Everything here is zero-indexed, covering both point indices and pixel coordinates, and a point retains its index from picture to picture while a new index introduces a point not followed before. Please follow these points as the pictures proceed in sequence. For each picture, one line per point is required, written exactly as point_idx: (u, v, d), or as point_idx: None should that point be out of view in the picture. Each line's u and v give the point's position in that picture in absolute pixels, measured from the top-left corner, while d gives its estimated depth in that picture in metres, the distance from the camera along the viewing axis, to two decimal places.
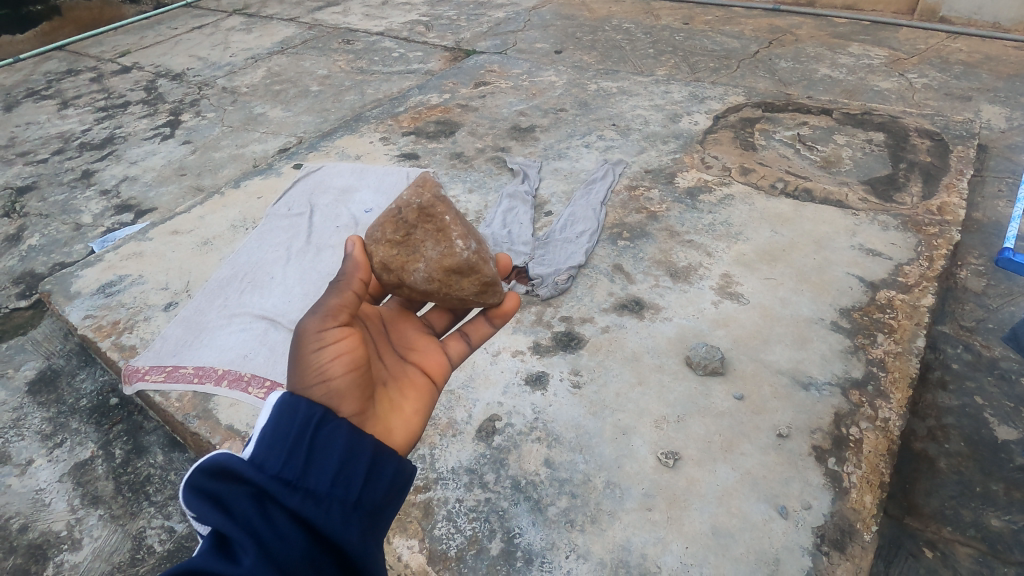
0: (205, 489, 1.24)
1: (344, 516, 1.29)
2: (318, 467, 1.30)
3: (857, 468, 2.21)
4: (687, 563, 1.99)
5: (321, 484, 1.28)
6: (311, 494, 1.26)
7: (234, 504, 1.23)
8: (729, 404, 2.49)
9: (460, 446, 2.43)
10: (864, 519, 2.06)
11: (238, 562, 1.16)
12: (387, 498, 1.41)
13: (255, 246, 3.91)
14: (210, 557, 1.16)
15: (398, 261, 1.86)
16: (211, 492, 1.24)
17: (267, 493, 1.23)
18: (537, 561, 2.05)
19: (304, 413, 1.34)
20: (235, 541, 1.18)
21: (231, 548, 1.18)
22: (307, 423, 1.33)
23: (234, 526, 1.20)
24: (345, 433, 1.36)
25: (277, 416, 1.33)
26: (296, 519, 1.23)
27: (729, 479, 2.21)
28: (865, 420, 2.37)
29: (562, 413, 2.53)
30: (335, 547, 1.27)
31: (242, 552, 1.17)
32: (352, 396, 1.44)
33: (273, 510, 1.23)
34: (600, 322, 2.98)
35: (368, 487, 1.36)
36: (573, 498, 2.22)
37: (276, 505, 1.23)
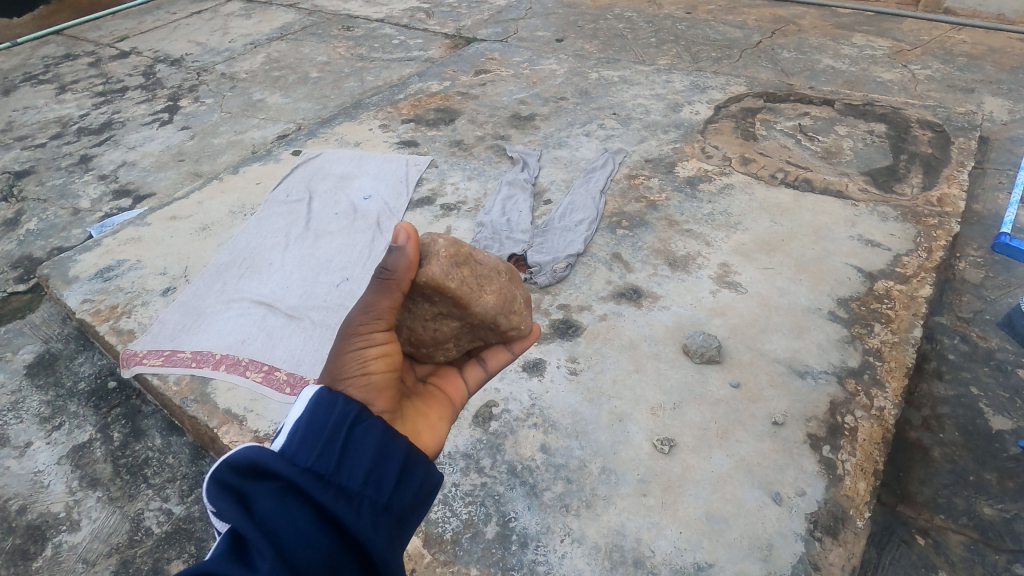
0: (228, 486, 1.18)
1: (372, 517, 1.24)
2: (349, 467, 1.25)
3: (852, 456, 2.21)
4: (680, 547, 2.00)
5: (351, 485, 1.24)
6: (339, 495, 1.21)
7: (258, 501, 1.17)
8: (726, 391, 2.50)
9: (458, 431, 2.44)
10: (857, 506, 2.06)
11: (257, 563, 1.09)
12: (416, 505, 1.35)
13: (254, 233, 3.90)
14: (228, 556, 1.09)
15: (461, 253, 1.88)
16: (235, 489, 1.18)
17: (294, 490, 1.18)
18: (531, 545, 2.06)
19: (337, 410, 1.32)
20: (259, 537, 1.12)
21: (251, 547, 1.12)
22: (339, 421, 1.30)
23: (256, 524, 1.14)
24: (377, 435, 1.33)
25: (310, 412, 1.29)
26: (322, 519, 1.18)
27: (724, 466, 2.22)
28: (860, 409, 2.38)
29: (559, 400, 2.54)
30: (361, 551, 1.21)
31: (263, 552, 1.10)
32: (385, 393, 1.47)
33: (300, 509, 1.17)
34: (598, 310, 2.98)
35: (397, 492, 1.32)
36: (568, 483, 2.23)
37: (303, 503, 1.18)
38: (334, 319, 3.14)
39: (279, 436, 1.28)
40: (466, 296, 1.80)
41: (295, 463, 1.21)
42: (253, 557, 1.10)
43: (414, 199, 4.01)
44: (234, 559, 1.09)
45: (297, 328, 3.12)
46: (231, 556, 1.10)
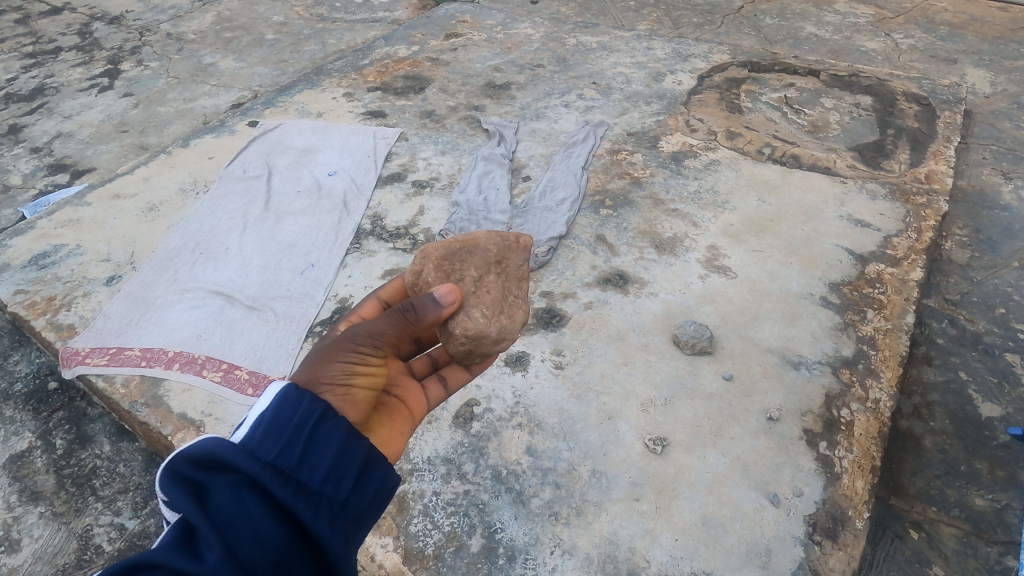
0: (185, 474, 1.07)
1: (331, 517, 1.10)
2: (312, 462, 1.12)
3: (849, 453, 2.14)
4: (676, 556, 1.90)
5: (311, 483, 1.09)
6: (298, 493, 1.08)
7: (214, 492, 1.06)
8: (719, 385, 2.39)
9: (437, 434, 2.27)
10: (856, 506, 1.99)
11: (205, 555, 0.99)
12: (374, 506, 1.21)
13: (209, 214, 3.58)
14: (177, 546, 1.00)
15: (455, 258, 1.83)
16: (191, 477, 1.07)
17: (251, 483, 1.05)
18: (520, 558, 1.93)
19: (303, 406, 1.17)
20: (207, 530, 1.01)
21: (201, 540, 1.01)
22: (305, 416, 1.15)
23: (206, 514, 1.03)
24: (344, 431, 1.19)
25: (277, 403, 1.16)
26: (277, 519, 1.05)
27: (718, 466, 2.12)
28: (856, 402, 2.29)
29: (544, 397, 2.39)
30: (316, 551, 1.08)
31: (210, 545, 1.00)
32: (363, 408, 1.33)
33: (253, 503, 1.04)
34: (582, 298, 2.82)
35: (361, 488, 1.18)
36: (557, 488, 2.10)
37: (258, 499, 1.05)
38: (298, 310, 2.89)
39: (242, 426, 1.14)
40: (477, 244, 1.89)
41: (255, 453, 1.08)
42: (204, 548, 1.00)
43: (384, 175, 3.73)
44: (183, 551, 1.00)
45: (258, 321, 2.87)
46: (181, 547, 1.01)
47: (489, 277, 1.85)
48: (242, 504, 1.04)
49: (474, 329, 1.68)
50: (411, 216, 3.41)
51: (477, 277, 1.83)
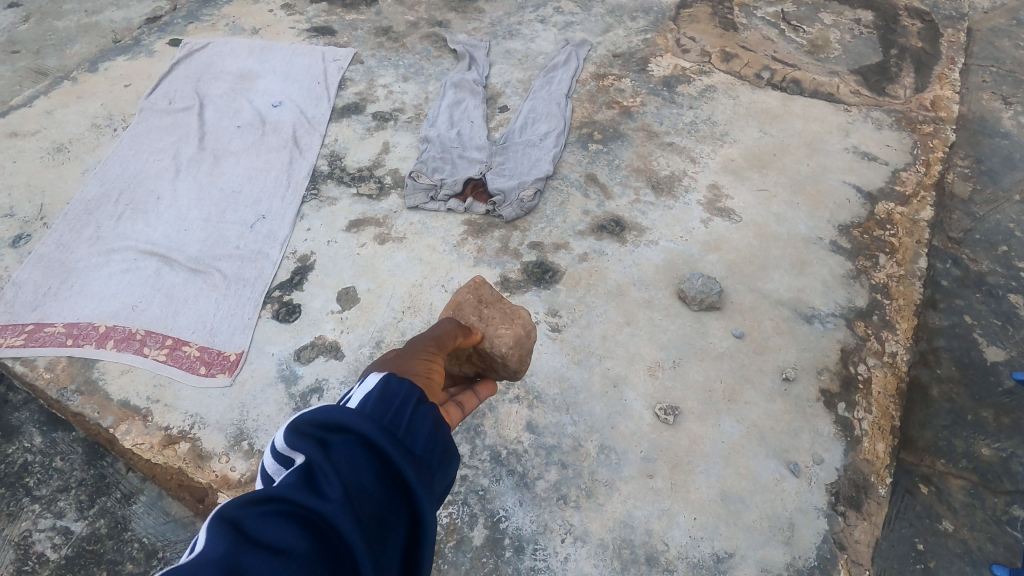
0: (300, 420, 0.91)
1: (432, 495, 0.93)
2: (420, 431, 0.97)
3: (868, 413, 2.02)
4: (696, 537, 1.77)
5: (419, 450, 0.94)
6: (411, 456, 0.92)
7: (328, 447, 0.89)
8: (729, 344, 2.21)
9: None
10: (877, 472, 1.89)
11: (324, 496, 0.82)
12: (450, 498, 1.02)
13: (132, 156, 3.03)
14: (296, 488, 0.82)
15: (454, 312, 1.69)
16: (306, 425, 0.90)
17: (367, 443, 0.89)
18: (528, 549, 1.76)
19: (404, 386, 1.03)
20: (327, 474, 0.84)
21: (320, 483, 0.84)
22: (408, 395, 1.01)
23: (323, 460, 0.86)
24: (440, 416, 1.04)
25: (383, 376, 0.99)
26: (386, 481, 0.88)
27: (735, 434, 1.97)
28: (872, 357, 2.16)
29: (542, 363, 2.17)
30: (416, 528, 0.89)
31: (329, 488, 0.83)
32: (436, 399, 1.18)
33: (367, 463, 0.88)
34: (576, 249, 2.53)
35: (450, 478, 1.01)
36: (563, 468, 1.91)
37: (373, 458, 0.89)
38: (252, 272, 2.50)
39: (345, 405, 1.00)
40: (453, 297, 1.73)
41: (369, 409, 0.93)
42: (320, 489, 0.83)
43: (339, 106, 3.23)
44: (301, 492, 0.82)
45: (205, 285, 2.47)
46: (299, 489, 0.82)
47: (486, 309, 1.69)
48: (355, 454, 0.88)
49: (511, 338, 1.62)
50: (374, 154, 2.97)
51: (478, 316, 1.67)
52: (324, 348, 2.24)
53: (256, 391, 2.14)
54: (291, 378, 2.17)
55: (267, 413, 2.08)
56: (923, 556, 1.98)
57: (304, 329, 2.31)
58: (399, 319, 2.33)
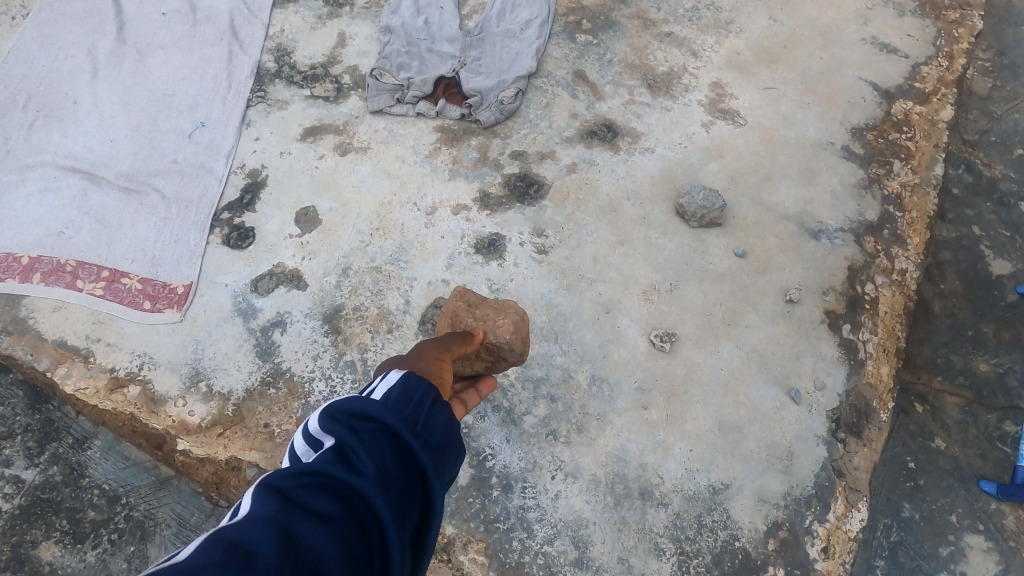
0: (332, 411, 0.94)
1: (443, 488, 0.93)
2: (440, 425, 0.96)
3: (873, 335, 1.90)
4: (692, 469, 1.69)
5: (437, 441, 0.94)
6: (432, 447, 0.92)
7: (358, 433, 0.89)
8: (730, 264, 2.03)
9: (403, 345, 1.89)
10: (880, 396, 1.81)
11: (359, 472, 0.82)
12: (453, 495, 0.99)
13: (36, 51, 2.52)
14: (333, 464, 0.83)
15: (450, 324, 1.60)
16: (336, 413, 0.92)
17: (392, 432, 0.90)
18: (517, 487, 1.67)
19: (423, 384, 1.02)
20: (358, 451, 0.85)
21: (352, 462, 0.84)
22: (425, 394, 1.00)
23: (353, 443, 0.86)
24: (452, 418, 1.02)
25: (405, 372, 1.00)
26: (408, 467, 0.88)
27: (733, 361, 1.85)
28: (881, 275, 2.01)
29: (528, 290, 1.99)
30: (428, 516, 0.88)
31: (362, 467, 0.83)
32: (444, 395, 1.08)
33: (391, 451, 0.88)
34: (563, 159, 2.26)
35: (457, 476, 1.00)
36: (552, 402, 1.78)
37: (396, 447, 0.89)
38: (194, 190, 2.18)
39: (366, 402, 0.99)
40: (444, 309, 1.65)
41: (393, 400, 0.94)
42: (353, 467, 0.83)
43: None
44: (336, 469, 0.82)
45: (140, 207, 2.15)
46: (334, 466, 0.82)
47: (479, 309, 1.59)
48: (381, 439, 0.89)
49: (511, 324, 1.54)
50: (329, 49, 2.55)
51: (474, 319, 1.57)
52: (284, 277, 2.01)
53: (210, 326, 1.92)
54: (250, 312, 1.94)
55: (225, 351, 1.87)
56: (914, 475, 1.96)
57: (260, 257, 2.05)
58: (367, 243, 2.08)
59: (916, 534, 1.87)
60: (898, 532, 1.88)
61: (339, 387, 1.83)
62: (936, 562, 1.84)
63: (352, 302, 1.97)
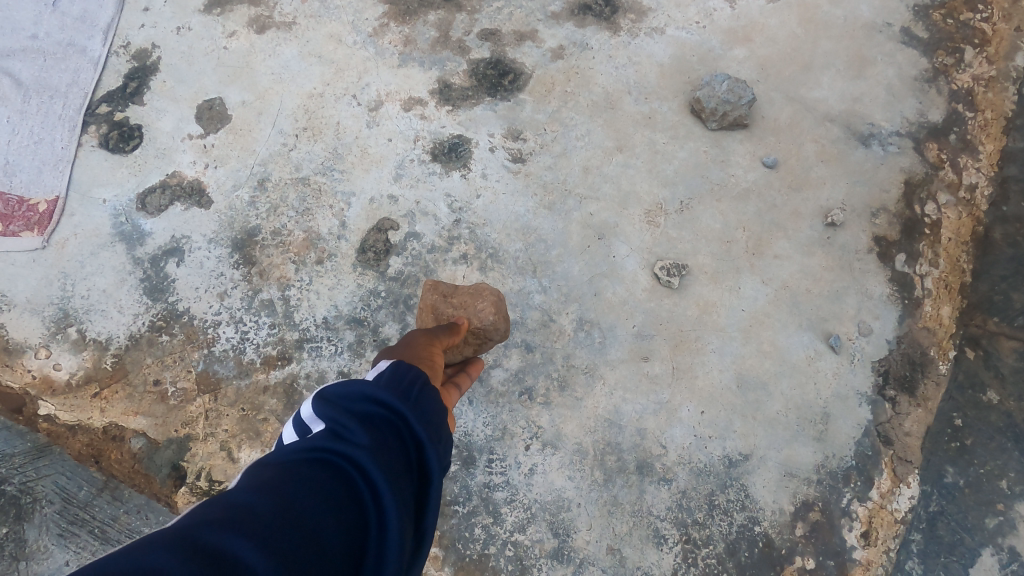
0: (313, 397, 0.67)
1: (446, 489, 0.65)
2: (441, 408, 0.69)
3: (933, 268, 1.51)
4: (702, 436, 1.35)
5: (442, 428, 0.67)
6: (434, 421, 0.65)
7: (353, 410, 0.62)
8: (757, 177, 1.60)
9: (336, 280, 1.46)
10: (939, 344, 1.44)
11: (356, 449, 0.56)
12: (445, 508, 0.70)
13: None
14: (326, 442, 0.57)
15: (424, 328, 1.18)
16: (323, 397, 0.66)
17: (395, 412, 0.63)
18: (481, 461, 1.33)
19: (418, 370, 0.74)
20: (356, 428, 0.59)
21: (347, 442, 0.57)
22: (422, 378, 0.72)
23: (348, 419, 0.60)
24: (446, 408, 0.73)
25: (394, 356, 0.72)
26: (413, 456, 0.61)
27: (758, 301, 1.46)
28: (945, 192, 1.59)
29: (498, 209, 1.55)
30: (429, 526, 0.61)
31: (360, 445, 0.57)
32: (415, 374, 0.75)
33: (393, 431, 0.61)
34: (548, 41, 1.75)
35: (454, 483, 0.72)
36: (528, 352, 1.41)
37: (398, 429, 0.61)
38: (57, 77, 1.64)
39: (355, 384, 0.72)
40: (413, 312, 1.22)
41: (385, 377, 0.67)
42: (348, 446, 0.56)
43: None
44: (330, 448, 0.56)
45: None
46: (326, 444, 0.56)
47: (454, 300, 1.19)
48: (371, 414, 0.61)
49: (493, 304, 1.17)
50: None
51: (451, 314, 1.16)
52: (180, 192, 1.53)
53: (83, 256, 1.47)
54: (135, 237, 1.49)
55: (103, 287, 1.44)
56: (961, 433, 1.38)
57: (149, 164, 1.56)
58: (291, 147, 1.60)
59: (959, 503, 1.34)
60: (938, 500, 1.34)
61: (252, 333, 1.41)
62: (980, 536, 1.31)
63: (270, 224, 1.51)
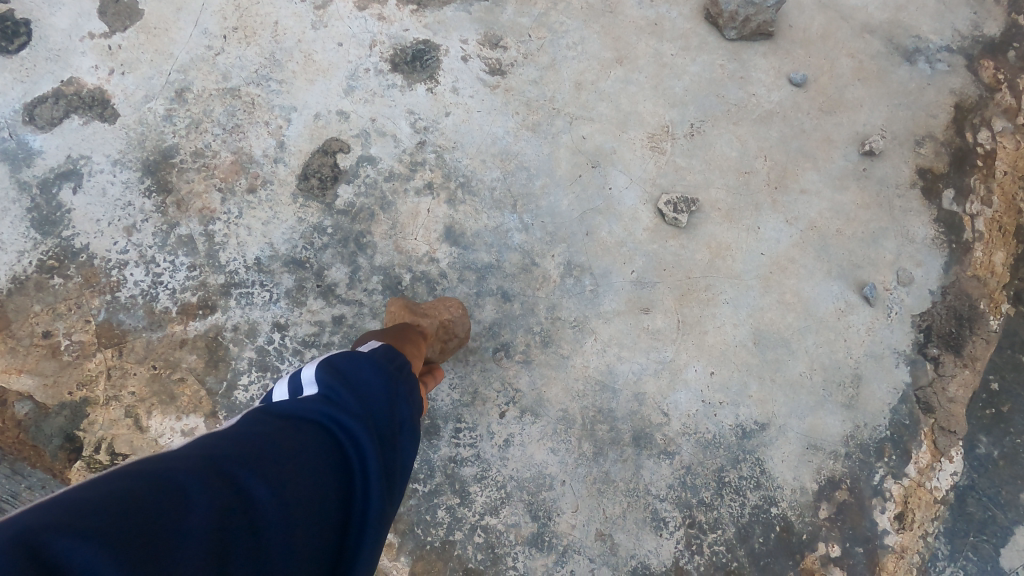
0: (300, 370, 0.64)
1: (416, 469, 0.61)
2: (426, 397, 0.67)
3: (985, 207, 1.27)
4: (711, 402, 1.14)
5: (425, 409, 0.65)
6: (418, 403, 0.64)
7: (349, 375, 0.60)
8: (782, 98, 1.33)
9: (273, 213, 1.20)
10: (991, 295, 1.22)
11: (353, 410, 0.54)
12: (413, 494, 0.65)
13: None
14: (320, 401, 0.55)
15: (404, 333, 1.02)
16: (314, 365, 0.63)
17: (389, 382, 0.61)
18: (447, 431, 1.11)
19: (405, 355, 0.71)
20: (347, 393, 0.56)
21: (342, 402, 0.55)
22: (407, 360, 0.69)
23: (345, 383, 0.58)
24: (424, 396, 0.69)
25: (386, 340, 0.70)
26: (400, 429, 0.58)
27: (780, 243, 1.23)
28: (1001, 119, 1.34)
29: (472, 131, 1.28)
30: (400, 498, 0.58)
31: (354, 408, 0.55)
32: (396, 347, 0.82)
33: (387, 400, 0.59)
34: None
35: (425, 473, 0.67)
36: (504, 302, 1.17)
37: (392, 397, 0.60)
38: None
39: None
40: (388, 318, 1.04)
41: (381, 354, 0.67)
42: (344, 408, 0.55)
43: None
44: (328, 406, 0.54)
45: None
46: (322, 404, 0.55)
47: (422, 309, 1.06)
48: (367, 383, 0.59)
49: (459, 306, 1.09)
50: None
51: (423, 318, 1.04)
52: (78, 102, 1.24)
53: None
54: (21, 157, 1.20)
55: None
56: (997, 399, 1.18)
57: (39, 68, 1.26)
58: (217, 51, 1.30)
59: (991, 476, 1.15)
60: (968, 473, 1.15)
61: (168, 276, 1.15)
62: (1014, 513, 1.13)
63: (191, 144, 1.24)
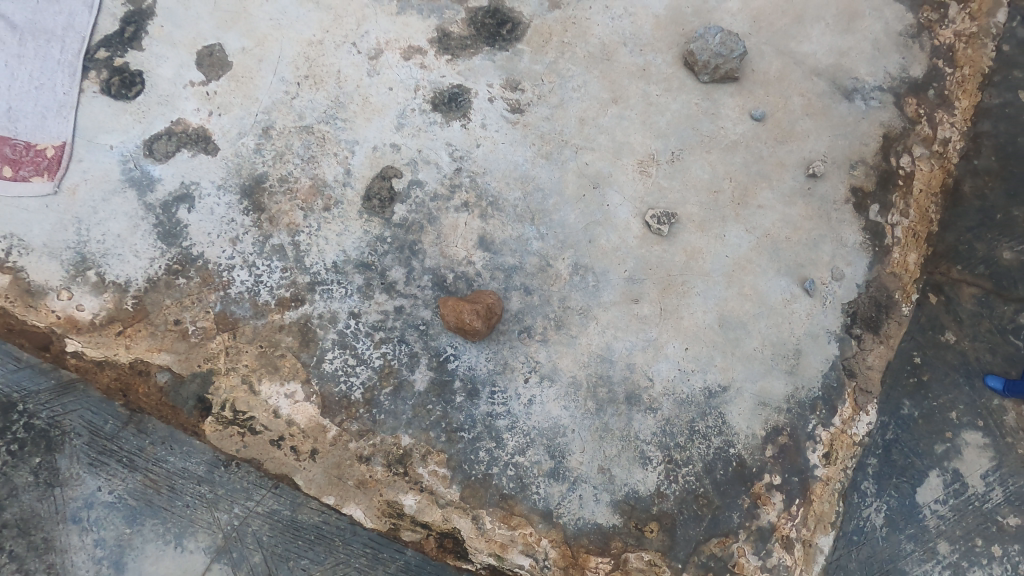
0: None
1: None
2: None
3: (904, 218, 1.61)
4: (685, 370, 1.49)
5: None
6: None
7: None
8: (745, 130, 1.66)
9: (343, 227, 1.53)
10: (904, 287, 1.58)
11: None
12: None
13: None
14: None
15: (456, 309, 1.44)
16: None
17: None
18: (485, 393, 1.46)
19: None
20: None
21: None
22: None
23: None
24: None
25: None
26: None
27: (741, 248, 1.57)
28: (920, 146, 1.65)
29: (498, 159, 1.61)
30: None
31: None
32: None
33: None
34: None
35: None
36: (527, 295, 1.51)
37: None
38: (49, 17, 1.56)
39: None
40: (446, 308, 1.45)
41: None
42: None
43: None
44: None
45: None
46: None
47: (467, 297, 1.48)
48: None
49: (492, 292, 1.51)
50: None
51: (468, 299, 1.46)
52: (185, 139, 1.56)
53: (94, 202, 1.51)
54: (145, 183, 1.53)
55: (117, 233, 1.50)
56: (919, 370, 1.56)
57: (153, 111, 1.57)
58: (293, 95, 1.61)
59: (912, 431, 1.54)
60: (895, 429, 1.54)
61: (266, 276, 1.50)
62: (928, 459, 1.54)
63: (277, 171, 1.56)
